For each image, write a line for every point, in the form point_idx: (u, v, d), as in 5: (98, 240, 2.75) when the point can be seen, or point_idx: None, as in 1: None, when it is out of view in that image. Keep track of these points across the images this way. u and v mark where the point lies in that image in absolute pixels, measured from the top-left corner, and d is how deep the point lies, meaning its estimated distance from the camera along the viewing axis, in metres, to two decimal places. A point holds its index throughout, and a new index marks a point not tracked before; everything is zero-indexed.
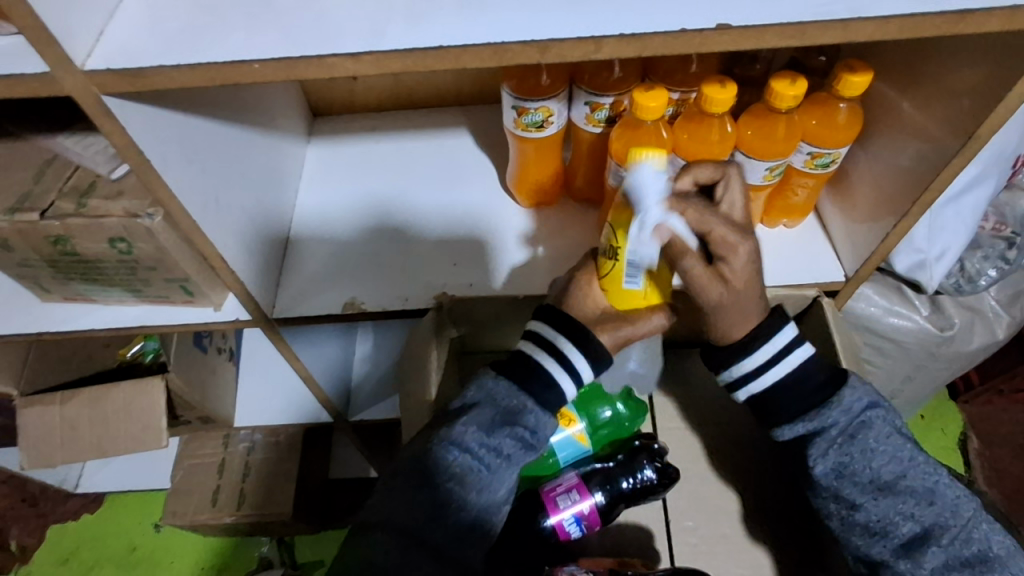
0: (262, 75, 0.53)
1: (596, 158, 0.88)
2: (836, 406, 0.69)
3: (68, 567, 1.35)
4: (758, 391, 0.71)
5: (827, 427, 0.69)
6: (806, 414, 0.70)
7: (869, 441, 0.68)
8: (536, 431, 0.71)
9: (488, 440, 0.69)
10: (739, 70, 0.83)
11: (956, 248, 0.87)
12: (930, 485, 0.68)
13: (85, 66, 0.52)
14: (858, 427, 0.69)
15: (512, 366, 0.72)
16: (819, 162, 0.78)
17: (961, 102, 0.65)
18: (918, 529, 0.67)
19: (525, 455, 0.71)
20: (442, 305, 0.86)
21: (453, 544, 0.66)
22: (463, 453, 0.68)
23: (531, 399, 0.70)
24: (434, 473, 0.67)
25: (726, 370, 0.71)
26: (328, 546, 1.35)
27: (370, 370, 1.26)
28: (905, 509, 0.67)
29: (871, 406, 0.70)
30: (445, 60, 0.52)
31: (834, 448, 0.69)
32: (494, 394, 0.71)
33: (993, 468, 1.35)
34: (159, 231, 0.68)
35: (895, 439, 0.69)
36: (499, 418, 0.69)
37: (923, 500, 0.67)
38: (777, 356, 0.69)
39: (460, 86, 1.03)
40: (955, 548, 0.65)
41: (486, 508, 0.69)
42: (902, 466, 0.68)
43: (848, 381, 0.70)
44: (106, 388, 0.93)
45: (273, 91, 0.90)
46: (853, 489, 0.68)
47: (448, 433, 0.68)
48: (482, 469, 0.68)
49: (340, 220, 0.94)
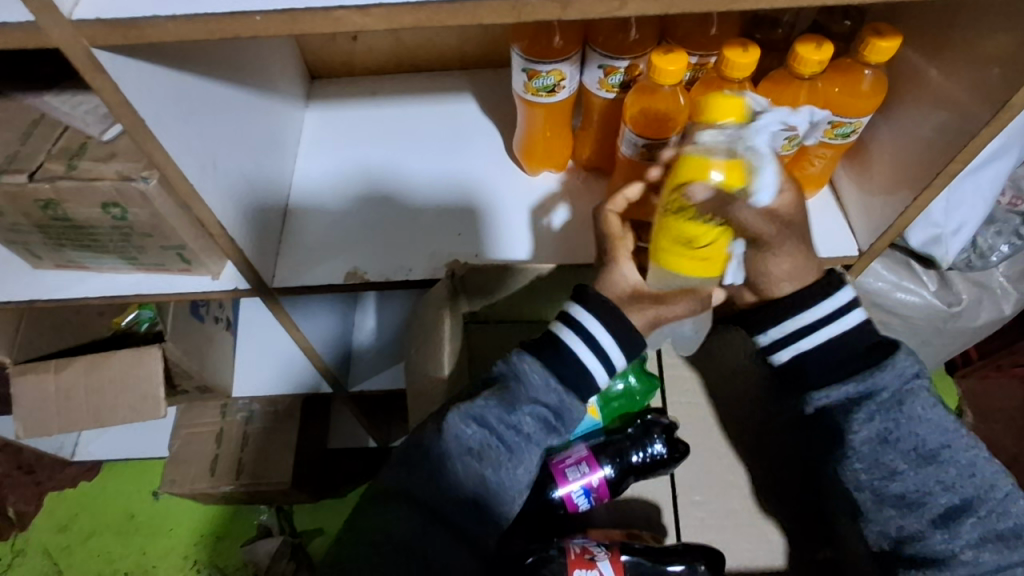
0: (264, 29, 0.50)
1: (607, 125, 0.86)
2: (889, 370, 0.67)
3: (68, 534, 1.35)
4: (803, 351, 0.70)
5: (878, 390, 0.68)
6: (852, 380, 0.68)
7: (917, 408, 0.68)
8: (559, 413, 0.69)
9: (509, 417, 0.67)
10: (760, 35, 0.80)
11: (973, 222, 0.85)
12: (971, 457, 0.69)
13: (73, 15, 0.49)
14: (906, 394, 0.68)
15: (535, 344, 0.70)
16: (839, 132, 0.76)
17: (993, 70, 0.62)
18: (954, 501, 0.68)
19: (547, 436, 0.69)
20: (455, 273, 0.82)
21: (469, 518, 0.65)
22: (480, 428, 0.66)
23: (556, 379, 0.68)
24: (451, 447, 0.66)
25: (770, 327, 0.71)
26: (327, 515, 1.35)
27: (370, 340, 1.24)
28: (945, 480, 0.68)
29: (921, 373, 0.69)
30: (460, 15, 0.49)
31: (881, 414, 0.68)
32: (520, 374, 0.68)
33: (987, 442, 1.36)
34: (154, 196, 0.65)
35: (939, 410, 0.69)
36: (519, 394, 0.67)
37: (962, 471, 0.69)
38: (836, 312, 0.69)
39: (464, 49, 0.99)
40: (990, 521, 0.68)
41: (507, 488, 0.67)
42: (947, 438, 0.69)
43: (901, 346, 0.69)
44: (102, 356, 0.91)
45: (270, 49, 0.86)
46: (896, 458, 0.69)
47: (465, 408, 0.67)
48: (502, 448, 0.67)
49: (340, 187, 0.91)
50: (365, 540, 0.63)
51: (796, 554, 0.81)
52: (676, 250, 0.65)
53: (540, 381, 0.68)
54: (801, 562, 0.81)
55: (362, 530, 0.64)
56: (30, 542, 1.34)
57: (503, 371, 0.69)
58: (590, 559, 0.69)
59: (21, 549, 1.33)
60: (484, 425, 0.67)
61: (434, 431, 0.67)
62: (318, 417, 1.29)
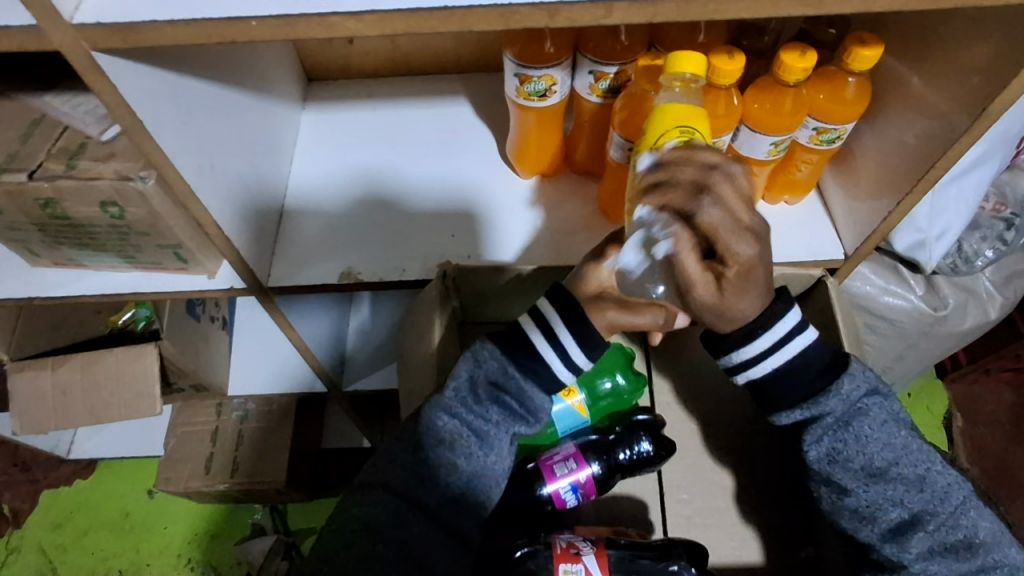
0: (260, 33, 0.51)
1: (598, 130, 0.88)
2: (833, 394, 0.69)
3: (62, 532, 1.35)
4: (759, 376, 0.70)
5: (825, 414, 0.70)
6: (804, 403, 0.70)
7: (865, 428, 0.69)
8: (522, 399, 0.70)
9: (477, 407, 0.69)
10: (747, 42, 0.81)
11: (956, 228, 0.87)
12: (922, 472, 0.70)
13: (75, 19, 0.50)
14: (855, 414, 0.70)
15: (509, 336, 0.71)
16: (825, 138, 0.78)
17: (971, 80, 0.64)
18: (906, 516, 0.69)
19: (515, 424, 0.70)
20: (447, 273, 0.84)
21: (446, 507, 0.67)
22: (453, 418, 0.68)
23: (513, 367, 0.70)
24: (426, 438, 0.68)
25: (727, 356, 0.70)
26: (319, 515, 1.36)
27: (364, 341, 1.25)
28: (896, 496, 0.69)
29: (868, 392, 0.71)
30: (450, 21, 0.50)
31: (829, 434, 0.70)
32: (481, 365, 0.70)
33: (976, 446, 1.37)
34: (151, 195, 0.66)
35: (889, 427, 0.70)
36: (486, 387, 0.70)
37: (913, 487, 0.69)
38: (781, 340, 0.68)
39: (460, 54, 1.00)
40: (941, 534, 0.68)
41: (483, 475, 0.69)
42: (896, 454, 0.70)
43: (849, 368, 0.70)
44: (98, 354, 0.92)
45: (267, 51, 0.87)
46: (847, 476, 0.70)
47: (438, 400, 0.69)
48: (472, 437, 0.68)
49: (334, 190, 0.93)
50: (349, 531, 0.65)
51: (782, 552, 0.83)
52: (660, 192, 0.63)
53: (500, 372, 0.70)
54: (786, 560, 0.82)
55: (345, 521, 0.66)
56: (26, 539, 1.35)
57: (466, 361, 0.71)
58: (576, 553, 0.71)
59: (15, 546, 1.34)
60: (457, 416, 0.68)
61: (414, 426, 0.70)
62: (312, 417, 1.30)
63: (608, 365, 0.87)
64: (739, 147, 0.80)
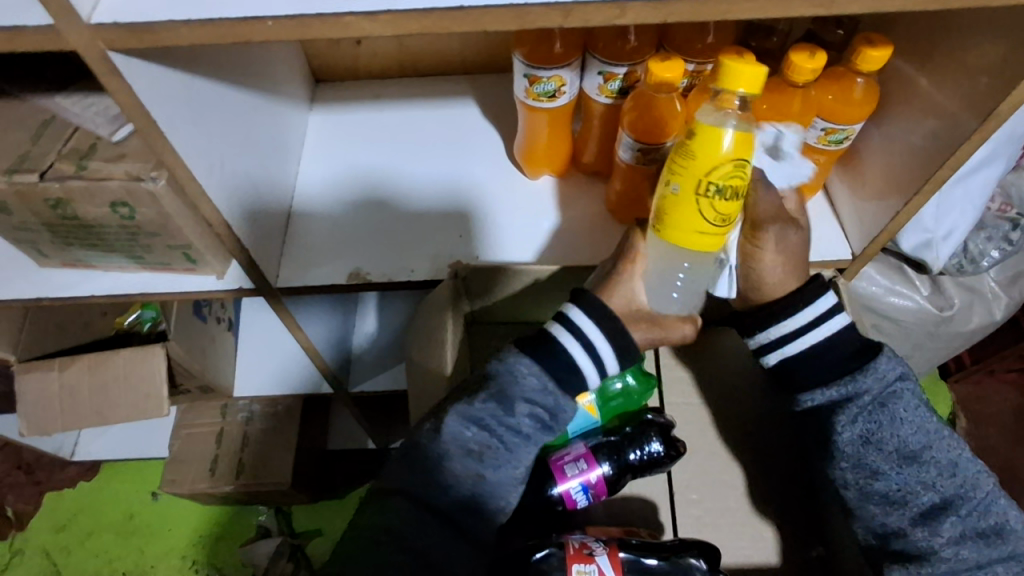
0: (276, 34, 0.51)
1: (607, 130, 0.88)
2: (870, 373, 0.71)
3: (66, 534, 1.35)
4: (798, 351, 0.73)
5: (860, 393, 0.71)
6: (836, 384, 0.71)
7: (899, 410, 0.70)
8: (553, 412, 0.71)
9: (509, 419, 0.69)
10: (755, 43, 0.81)
11: (963, 227, 0.87)
12: (954, 458, 0.71)
13: (91, 19, 0.50)
14: (889, 396, 0.71)
15: (536, 344, 0.72)
16: (833, 138, 0.77)
17: (980, 79, 0.64)
18: (937, 500, 0.69)
19: (543, 435, 0.71)
20: (458, 273, 0.84)
21: (468, 514, 0.68)
22: (479, 429, 0.69)
23: (549, 381, 0.70)
24: (450, 446, 0.68)
25: (762, 333, 0.73)
26: (324, 516, 1.36)
27: (370, 342, 1.25)
28: (928, 479, 0.69)
29: (902, 377, 0.72)
30: (465, 21, 0.51)
31: (864, 415, 0.71)
32: (514, 376, 0.70)
33: (980, 447, 1.37)
34: (162, 196, 0.66)
35: (921, 411, 0.71)
36: (517, 398, 0.69)
37: (945, 471, 0.70)
38: (820, 317, 0.72)
39: (466, 55, 1.01)
40: (972, 520, 0.69)
41: (507, 484, 0.70)
42: (929, 438, 0.70)
43: (883, 350, 0.72)
44: (105, 355, 0.92)
45: (276, 52, 0.88)
46: (879, 457, 0.70)
47: (465, 409, 0.70)
48: (500, 447, 0.69)
49: (342, 191, 0.93)
50: (368, 536, 0.64)
51: (792, 552, 0.83)
52: (696, 226, 0.66)
53: (537, 384, 0.70)
54: (796, 560, 0.82)
55: (366, 526, 0.66)
56: (29, 542, 1.34)
57: (497, 372, 0.71)
58: (589, 553, 0.71)
59: (19, 549, 1.34)
60: (484, 427, 0.69)
61: (433, 432, 0.70)
62: (317, 418, 1.30)
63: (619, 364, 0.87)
64: None
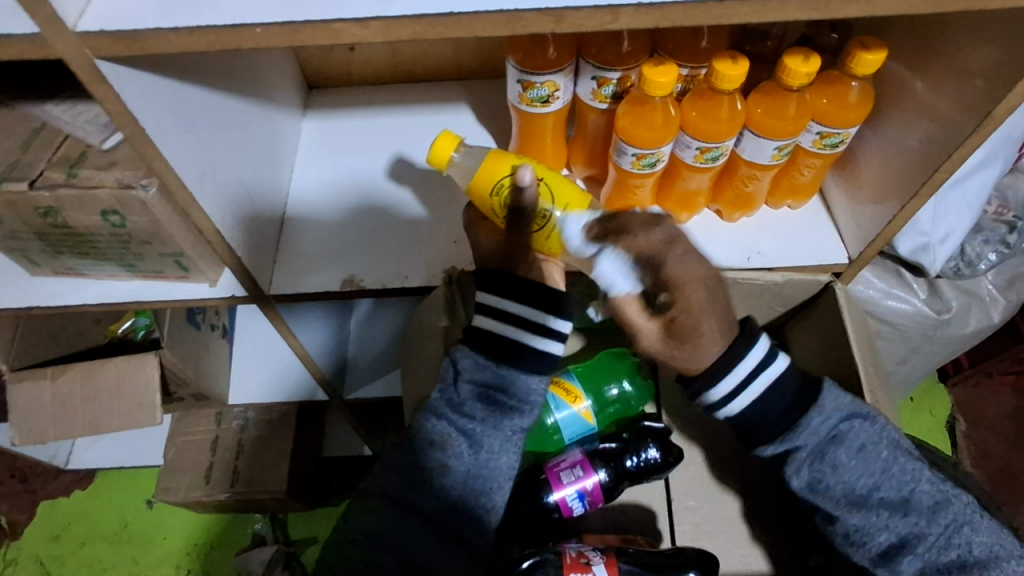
0: (265, 41, 0.51)
1: (600, 134, 0.87)
2: (802, 429, 0.70)
3: (59, 543, 1.34)
4: (734, 414, 0.72)
5: (798, 447, 0.71)
6: (780, 437, 0.71)
7: (842, 455, 0.70)
8: (513, 395, 0.71)
9: (463, 406, 0.71)
10: (749, 48, 0.82)
11: (960, 231, 0.87)
12: (905, 494, 0.69)
13: (77, 27, 0.50)
14: (830, 441, 0.70)
15: (485, 343, 0.71)
16: (828, 142, 0.78)
17: (974, 83, 0.64)
18: (895, 539, 0.69)
19: (507, 419, 0.70)
20: (452, 278, 0.84)
21: (444, 513, 0.68)
22: (440, 420, 0.71)
23: (491, 360, 0.71)
24: (416, 439, 0.71)
25: (696, 398, 0.72)
26: (320, 524, 1.35)
27: (365, 347, 1.25)
28: (881, 521, 0.69)
29: (845, 418, 0.71)
30: (456, 27, 0.50)
31: (808, 464, 0.70)
32: (460, 368, 0.72)
33: (979, 450, 1.37)
34: (153, 204, 0.66)
35: (868, 451, 0.70)
36: (467, 384, 0.71)
37: (897, 511, 0.69)
38: (744, 382, 0.69)
39: (460, 60, 1.01)
40: (933, 555, 0.67)
41: (478, 475, 0.69)
42: (876, 480, 0.70)
43: (822, 392, 0.71)
44: (97, 363, 0.91)
45: (268, 58, 0.87)
46: (830, 502, 0.70)
47: (427, 405, 0.72)
48: (461, 436, 0.70)
49: (336, 198, 0.92)
50: (350, 542, 0.67)
51: (790, 560, 0.82)
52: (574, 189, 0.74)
53: (484, 368, 0.71)
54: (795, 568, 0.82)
55: (347, 532, 0.68)
56: (23, 551, 1.33)
57: (450, 369, 0.74)
58: (586, 563, 0.70)
59: (12, 559, 1.32)
60: (445, 418, 0.71)
61: (406, 434, 0.72)
62: (313, 426, 1.29)
63: (615, 370, 0.89)
64: (743, 152, 0.80)
